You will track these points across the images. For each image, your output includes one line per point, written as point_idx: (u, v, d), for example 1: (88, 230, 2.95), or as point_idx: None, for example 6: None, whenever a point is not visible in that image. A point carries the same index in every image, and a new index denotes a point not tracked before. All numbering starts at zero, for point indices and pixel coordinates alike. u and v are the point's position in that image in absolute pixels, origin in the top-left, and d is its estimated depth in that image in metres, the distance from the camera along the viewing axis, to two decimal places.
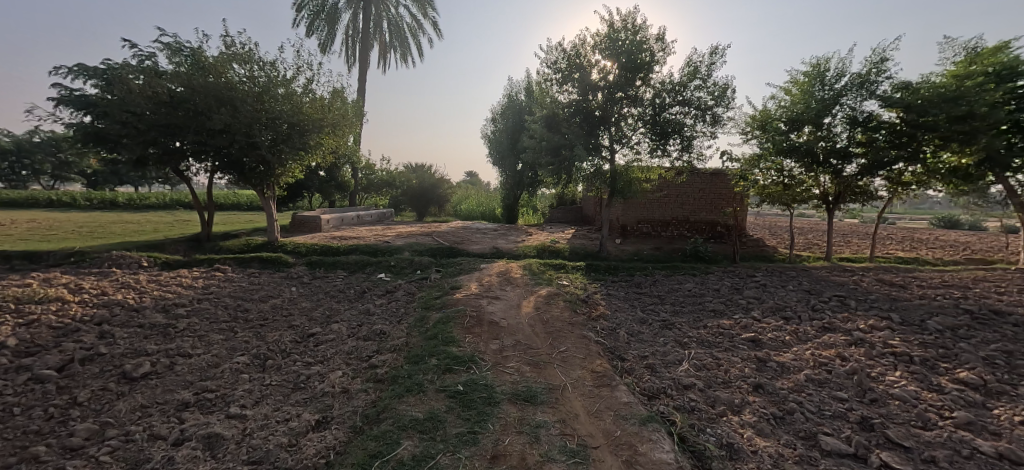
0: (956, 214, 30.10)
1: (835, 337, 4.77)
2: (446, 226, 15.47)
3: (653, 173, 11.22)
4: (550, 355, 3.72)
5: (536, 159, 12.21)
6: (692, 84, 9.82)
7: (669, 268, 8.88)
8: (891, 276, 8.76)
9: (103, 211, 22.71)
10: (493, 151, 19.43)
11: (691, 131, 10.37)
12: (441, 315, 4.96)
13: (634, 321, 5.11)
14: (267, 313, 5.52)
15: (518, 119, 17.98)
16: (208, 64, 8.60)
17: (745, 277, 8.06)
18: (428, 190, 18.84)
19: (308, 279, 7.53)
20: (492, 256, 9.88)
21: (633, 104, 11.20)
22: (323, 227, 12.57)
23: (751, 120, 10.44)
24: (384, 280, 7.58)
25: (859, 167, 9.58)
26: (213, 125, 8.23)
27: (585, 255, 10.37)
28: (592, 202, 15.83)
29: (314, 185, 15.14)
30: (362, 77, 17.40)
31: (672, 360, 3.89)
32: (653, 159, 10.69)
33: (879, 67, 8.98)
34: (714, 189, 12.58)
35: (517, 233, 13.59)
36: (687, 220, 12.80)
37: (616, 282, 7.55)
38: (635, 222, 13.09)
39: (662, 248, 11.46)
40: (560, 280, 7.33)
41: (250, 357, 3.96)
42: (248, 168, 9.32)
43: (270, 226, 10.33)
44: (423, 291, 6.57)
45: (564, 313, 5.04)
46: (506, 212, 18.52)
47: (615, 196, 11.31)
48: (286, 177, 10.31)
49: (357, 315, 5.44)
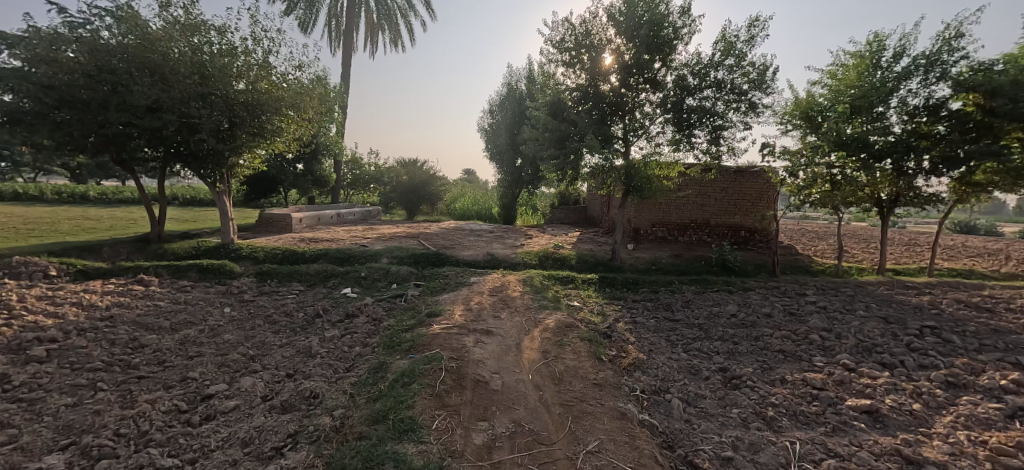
0: (970, 218, 28.70)
1: (985, 408, 3.24)
2: (436, 227, 13.89)
3: (675, 171, 9.61)
4: (573, 464, 2.19)
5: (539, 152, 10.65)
6: (727, 63, 8.28)
7: (699, 283, 7.36)
8: (966, 295, 7.28)
9: (69, 205, 21.00)
10: (489, 145, 17.87)
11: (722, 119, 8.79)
12: (406, 365, 3.41)
13: (683, 375, 3.58)
14: (165, 354, 3.96)
15: (518, 110, 16.40)
16: (138, 26, 6.96)
17: (796, 298, 6.58)
18: (419, 186, 17.23)
19: (250, 296, 5.94)
20: (487, 265, 8.31)
21: (652, 89, 9.64)
22: (294, 227, 10.98)
23: (791, 109, 8.84)
24: (350, 298, 6.01)
25: (927, 166, 8.09)
26: (139, 100, 6.60)
27: (596, 265, 8.85)
28: (598, 202, 14.36)
29: (288, 180, 13.55)
30: (347, 61, 15.79)
31: (774, 466, 2.36)
32: (675, 153, 9.14)
33: (954, 42, 7.35)
34: (739, 189, 11.15)
35: (515, 236, 12.02)
36: (707, 223, 11.33)
37: (638, 304, 6.00)
38: (649, 226, 11.54)
39: (682, 256, 9.96)
40: (570, 301, 5.80)
41: (75, 455, 2.43)
42: (193, 156, 7.74)
43: (224, 225, 8.73)
44: (393, 317, 5.01)
45: (584, 362, 3.50)
46: (502, 211, 16.99)
47: (631, 196, 9.75)
48: (244, 168, 8.71)
49: (293, 358, 3.89)
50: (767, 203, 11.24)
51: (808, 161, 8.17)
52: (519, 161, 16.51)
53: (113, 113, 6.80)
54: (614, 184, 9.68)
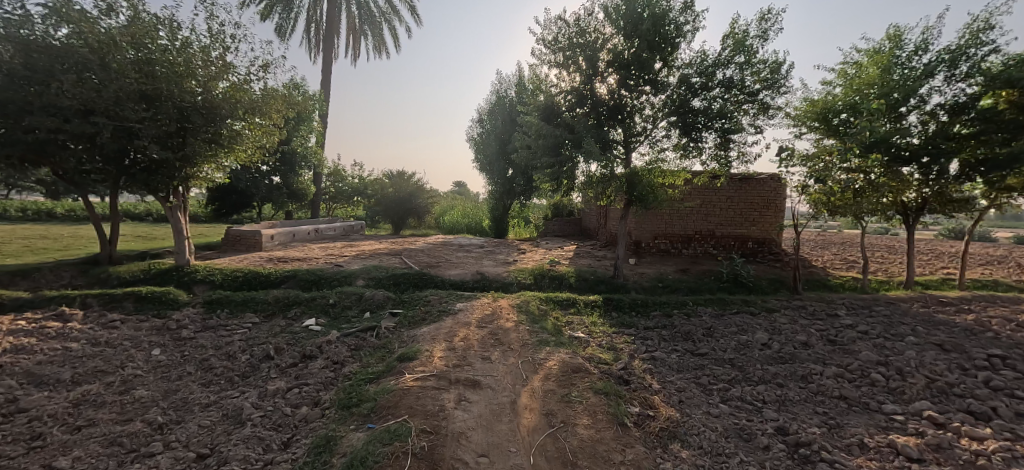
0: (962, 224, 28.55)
1: None
2: (423, 241, 12.97)
3: (681, 179, 8.83)
4: None
5: (532, 160, 9.86)
6: (736, 61, 7.62)
7: (716, 304, 6.52)
8: (1010, 312, 6.55)
9: (31, 222, 19.66)
10: (479, 155, 17.09)
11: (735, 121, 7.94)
12: (358, 444, 2.48)
13: (736, 446, 2.69)
14: (41, 428, 2.97)
15: (508, 118, 15.67)
16: (66, 12, 5.91)
17: (831, 321, 5.76)
18: (406, 199, 16.34)
19: (190, 333, 4.95)
20: (476, 287, 7.40)
21: (653, 92, 8.95)
22: (264, 245, 9.98)
23: (805, 110, 8.18)
24: (312, 331, 5.05)
25: (956, 170, 7.42)
26: (65, 102, 5.64)
27: (598, 283, 7.99)
28: (595, 213, 13.59)
29: (260, 194, 12.41)
30: (328, 68, 14.99)
31: None
32: (681, 159, 8.37)
33: (979, 39, 6.92)
34: (743, 198, 10.52)
35: (507, 252, 11.16)
36: (712, 234, 10.61)
37: (652, 334, 5.12)
38: (651, 238, 10.75)
39: (689, 271, 9.17)
40: (573, 332, 4.91)
41: None
42: (137, 167, 6.74)
43: (177, 245, 7.68)
44: (358, 359, 4.07)
45: (603, 433, 2.59)
46: (494, 224, 16.15)
47: (633, 206, 8.95)
48: (202, 180, 7.75)
49: (215, 429, 2.92)
50: (775, 212, 10.60)
51: (828, 166, 7.26)
52: (510, 171, 15.76)
53: (35, 117, 5.82)
54: (614, 194, 8.90)
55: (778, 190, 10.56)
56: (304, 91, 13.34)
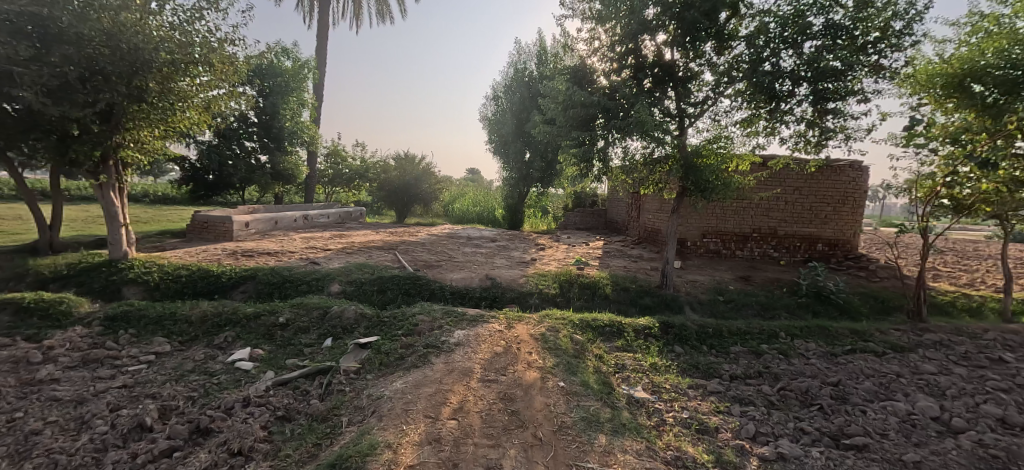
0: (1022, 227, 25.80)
1: None
2: (426, 232, 11.29)
3: (749, 163, 6.80)
4: None
5: (558, 137, 7.98)
6: (843, 3, 5.59)
7: (818, 336, 4.67)
8: None
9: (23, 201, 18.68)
10: (492, 136, 15.21)
11: (845, 83, 5.74)
12: None
13: None
14: None
15: (526, 93, 13.72)
16: None
17: (1012, 377, 3.84)
18: (410, 183, 14.64)
19: (56, 372, 3.31)
20: (484, 298, 5.68)
21: (715, 52, 6.92)
22: (236, 233, 8.41)
23: (919, 75, 5.84)
24: (235, 373, 3.39)
25: None
26: None
27: (642, 296, 6.19)
28: (627, 204, 11.70)
29: (239, 174, 10.75)
30: (323, 33, 13.20)
31: None
32: (754, 137, 6.40)
33: None
34: (815, 190, 8.54)
35: (523, 248, 9.41)
36: (775, 233, 8.67)
37: (752, 395, 3.33)
38: (698, 236, 8.85)
39: (753, 279, 7.29)
40: (630, 391, 3.14)
41: None
42: (42, 129, 5.10)
43: (112, 233, 6.09)
44: (275, 449, 2.37)
45: None
46: (508, 214, 14.47)
47: (688, 197, 7.01)
48: (141, 151, 6.10)
49: None
50: (853, 208, 8.60)
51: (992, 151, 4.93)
52: (528, 155, 13.90)
53: None
54: (663, 179, 6.97)
55: (859, 182, 8.55)
56: (295, 59, 11.66)
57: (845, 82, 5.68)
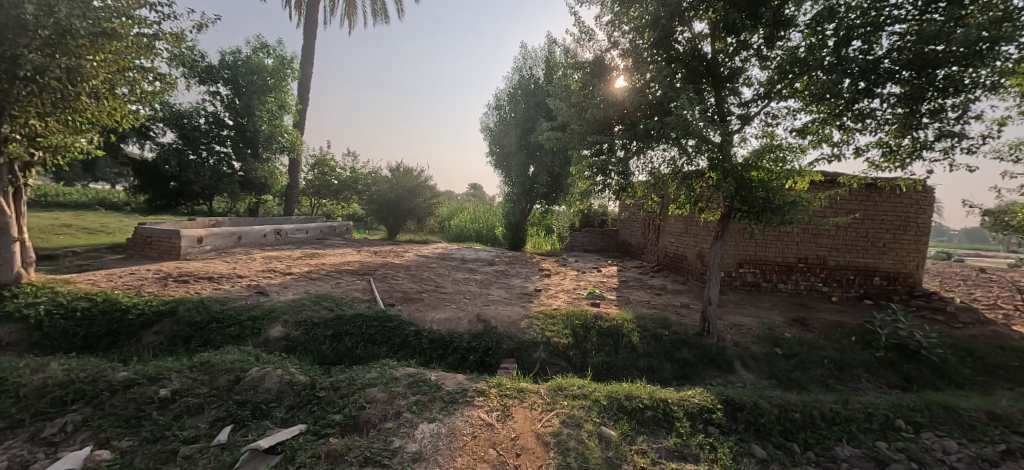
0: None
1: None
2: (416, 252, 9.94)
3: (807, 179, 5.47)
4: None
5: (570, 145, 6.67)
6: None
7: (951, 427, 3.23)
8: None
9: None
10: (493, 148, 13.98)
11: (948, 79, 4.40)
12: None
13: None
14: None
15: (531, 102, 12.52)
16: None
17: None
18: (402, 197, 13.34)
19: None
20: (474, 349, 4.27)
21: (766, 45, 5.63)
22: (184, 251, 7.06)
23: None
24: None
25: None
26: None
27: (680, 348, 4.76)
28: (644, 225, 10.33)
29: (202, 181, 9.43)
30: (312, 32, 12.12)
31: None
32: (821, 145, 5.05)
33: None
34: (872, 214, 7.16)
35: (526, 275, 8.00)
36: (824, 263, 7.28)
37: None
38: (733, 266, 7.46)
39: (811, 322, 5.86)
40: None
41: None
42: None
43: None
44: None
45: None
46: (509, 233, 13.15)
47: (734, 220, 5.63)
48: (43, 149, 4.79)
49: None
50: (917, 236, 7.19)
51: None
52: (532, 169, 12.62)
53: None
54: (701, 197, 5.62)
55: (925, 205, 7.15)
56: (276, 56, 10.48)
57: (951, 75, 4.32)
